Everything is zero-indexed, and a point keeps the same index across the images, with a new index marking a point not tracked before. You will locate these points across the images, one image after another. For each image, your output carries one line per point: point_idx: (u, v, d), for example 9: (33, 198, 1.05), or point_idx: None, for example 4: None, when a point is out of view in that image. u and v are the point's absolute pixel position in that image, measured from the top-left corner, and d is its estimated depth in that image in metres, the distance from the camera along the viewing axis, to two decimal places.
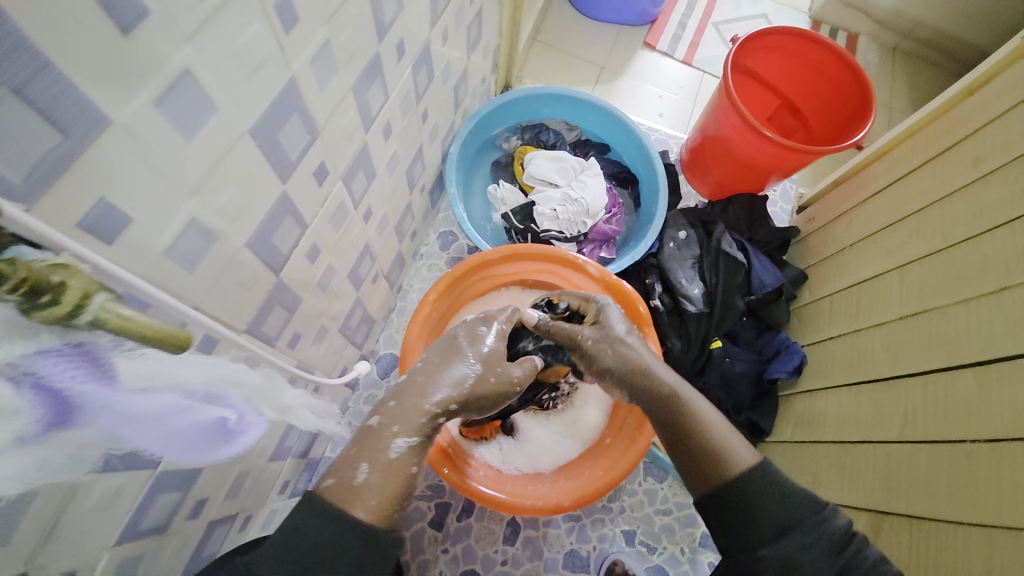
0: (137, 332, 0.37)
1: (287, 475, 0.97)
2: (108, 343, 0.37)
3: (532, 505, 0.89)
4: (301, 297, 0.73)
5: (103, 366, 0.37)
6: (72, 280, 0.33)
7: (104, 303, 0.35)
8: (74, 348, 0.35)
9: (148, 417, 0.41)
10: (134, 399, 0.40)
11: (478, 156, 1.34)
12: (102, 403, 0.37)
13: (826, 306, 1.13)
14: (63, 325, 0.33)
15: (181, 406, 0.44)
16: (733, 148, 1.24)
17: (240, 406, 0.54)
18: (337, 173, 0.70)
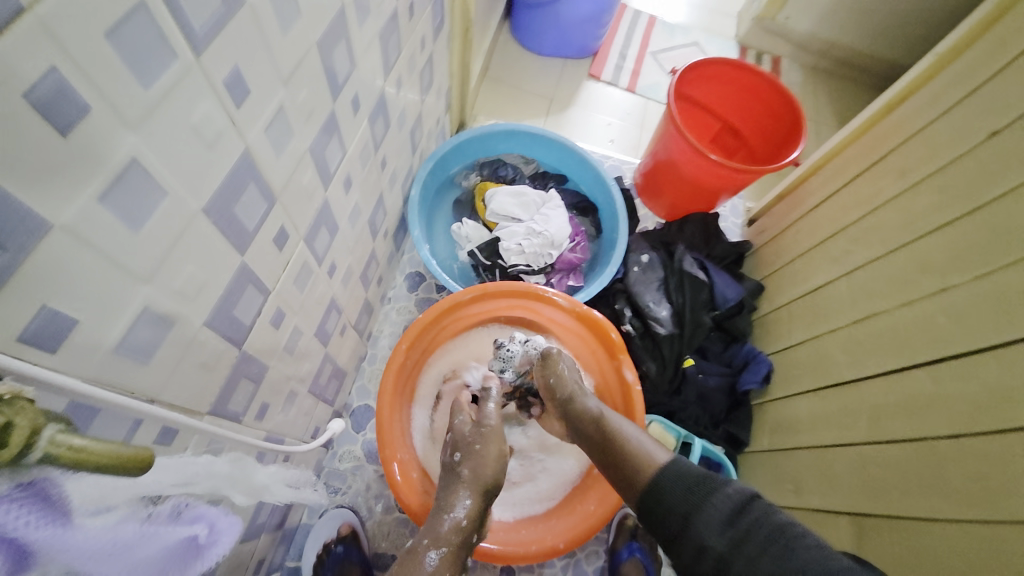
0: (98, 461, 0.30)
1: (263, 552, 0.90)
2: (61, 471, 0.30)
3: (533, 553, 0.88)
4: (268, 365, 0.69)
5: (53, 495, 0.30)
6: (16, 414, 0.27)
7: (55, 436, 0.28)
8: (21, 489, 0.28)
9: (109, 552, 0.33)
10: (88, 526, 0.32)
11: (439, 195, 1.34)
12: (56, 554, 0.30)
13: (785, 314, 1.19)
14: (7, 466, 0.27)
15: (146, 532, 0.36)
16: (683, 171, 1.30)
17: (212, 516, 0.43)
18: (298, 234, 0.68)
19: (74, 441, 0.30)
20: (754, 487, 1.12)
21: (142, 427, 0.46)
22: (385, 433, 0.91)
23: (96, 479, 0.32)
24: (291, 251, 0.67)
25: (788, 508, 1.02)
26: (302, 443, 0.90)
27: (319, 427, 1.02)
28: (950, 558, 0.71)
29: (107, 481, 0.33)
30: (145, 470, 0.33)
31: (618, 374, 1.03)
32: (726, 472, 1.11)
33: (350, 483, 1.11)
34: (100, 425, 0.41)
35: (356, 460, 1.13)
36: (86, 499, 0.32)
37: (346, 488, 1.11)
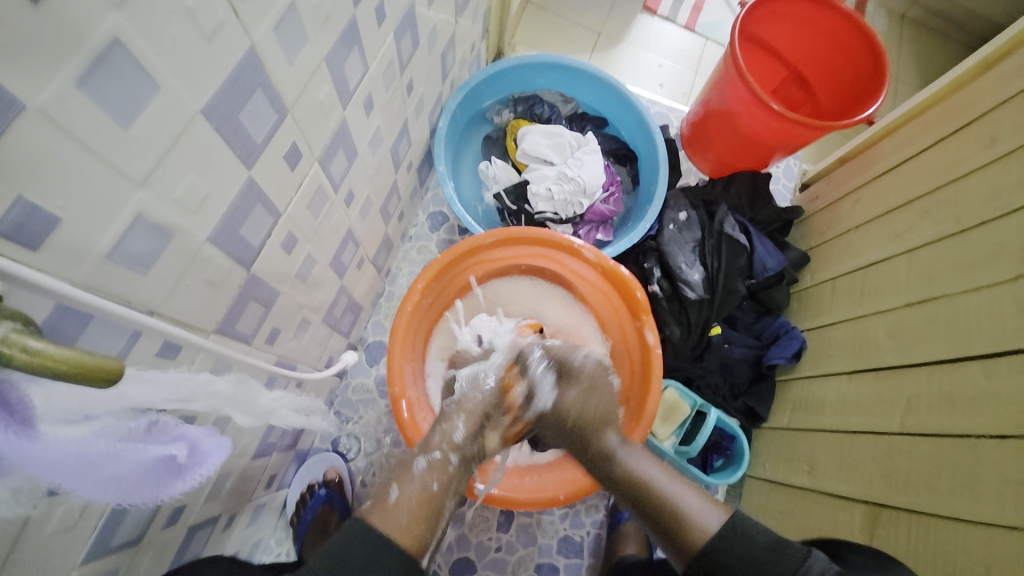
0: (53, 369, 0.28)
1: (274, 468, 0.94)
2: (20, 376, 0.30)
3: (526, 500, 0.88)
4: (278, 291, 0.68)
5: (12, 401, 0.30)
6: None
7: (11, 334, 0.27)
8: None
9: (79, 460, 0.34)
10: (51, 436, 0.33)
11: (467, 131, 1.27)
12: (17, 457, 0.31)
13: (828, 290, 1.10)
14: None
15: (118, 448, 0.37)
16: (738, 124, 1.18)
17: (194, 436, 0.45)
18: (313, 156, 0.64)
19: (30, 343, 0.28)
20: (765, 462, 1.10)
21: (143, 339, 0.45)
22: (395, 370, 0.90)
23: (68, 391, 0.33)
24: (304, 172, 0.63)
25: (799, 487, 0.99)
26: (314, 371, 0.91)
27: (332, 357, 1.03)
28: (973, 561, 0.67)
29: (76, 395, 0.34)
30: (115, 382, 0.31)
31: (640, 336, 0.98)
32: (738, 444, 1.09)
33: (361, 413, 1.14)
34: (93, 334, 0.40)
35: (368, 393, 1.15)
36: (56, 408, 0.33)
37: (357, 419, 1.13)
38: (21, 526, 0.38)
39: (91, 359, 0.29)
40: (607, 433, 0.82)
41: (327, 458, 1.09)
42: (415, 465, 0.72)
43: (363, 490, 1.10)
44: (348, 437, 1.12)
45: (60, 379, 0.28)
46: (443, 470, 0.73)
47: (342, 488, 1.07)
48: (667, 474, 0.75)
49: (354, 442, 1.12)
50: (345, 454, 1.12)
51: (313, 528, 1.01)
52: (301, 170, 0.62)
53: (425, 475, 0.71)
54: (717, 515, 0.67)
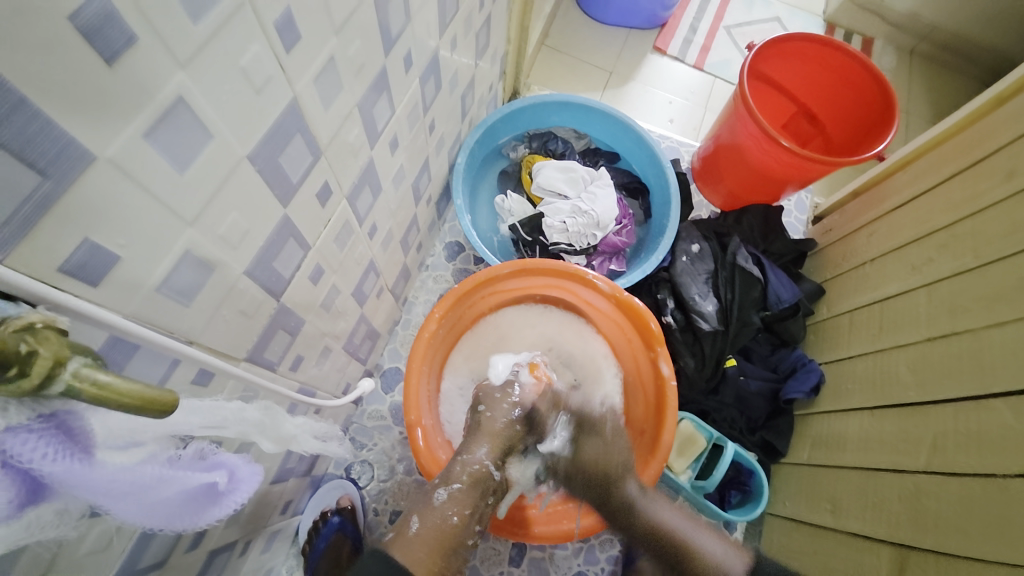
0: (118, 401, 0.30)
1: (290, 495, 0.94)
2: (84, 406, 0.33)
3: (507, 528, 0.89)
4: (304, 320, 0.70)
5: (76, 430, 0.33)
6: (39, 344, 0.29)
7: (82, 368, 0.30)
8: (43, 420, 0.31)
9: (134, 486, 0.36)
10: (107, 463, 0.34)
11: (484, 165, 1.31)
12: (74, 482, 0.33)
13: (845, 323, 1.09)
14: (33, 393, 0.29)
15: (166, 475, 0.38)
16: (749, 158, 1.21)
17: (232, 463, 0.46)
18: (341, 192, 0.67)
19: (99, 377, 0.30)
20: (786, 499, 1.07)
21: (181, 366, 0.47)
22: (410, 399, 0.91)
23: (125, 420, 0.36)
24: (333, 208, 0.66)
25: (822, 528, 0.96)
26: (332, 399, 0.92)
27: (350, 384, 1.05)
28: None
29: (132, 422, 0.36)
30: (169, 413, 0.33)
31: (655, 367, 0.98)
32: (757, 480, 1.07)
33: (376, 440, 1.15)
34: (137, 363, 0.42)
35: (382, 420, 1.16)
36: (113, 436, 0.35)
37: (371, 446, 1.14)
38: (59, 547, 0.40)
39: (150, 390, 0.31)
40: (626, 481, 0.83)
41: (341, 485, 1.09)
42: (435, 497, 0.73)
43: (375, 519, 1.10)
44: (362, 464, 1.13)
45: (123, 410, 0.31)
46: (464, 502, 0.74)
47: (355, 517, 1.06)
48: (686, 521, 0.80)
49: (368, 469, 1.13)
50: (358, 482, 1.12)
51: (325, 557, 1.00)
52: (331, 205, 0.65)
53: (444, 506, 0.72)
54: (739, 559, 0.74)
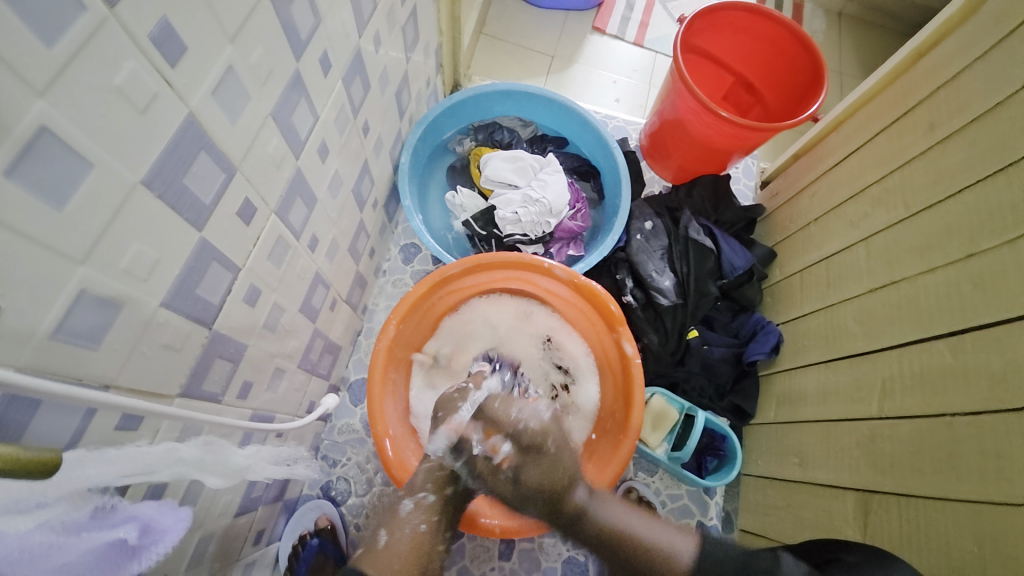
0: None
1: (262, 524, 0.91)
2: None
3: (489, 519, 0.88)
4: (246, 344, 0.67)
5: None
6: None
7: None
8: None
9: (24, 558, 0.33)
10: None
11: (432, 161, 1.29)
12: None
13: (797, 281, 1.12)
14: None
15: (63, 540, 0.36)
16: (692, 132, 1.22)
17: (147, 515, 0.44)
18: (268, 208, 0.64)
19: None
20: (758, 458, 1.10)
21: (100, 415, 0.44)
22: (375, 408, 0.89)
23: (12, 486, 0.33)
24: (260, 225, 0.63)
25: (792, 481, 0.99)
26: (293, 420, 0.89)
27: (314, 401, 1.02)
28: (965, 542, 0.67)
29: (19, 487, 0.34)
30: (51, 474, 0.32)
31: (619, 347, 0.98)
32: (732, 444, 1.09)
33: (349, 455, 1.12)
34: (46, 415, 0.39)
35: (354, 432, 1.14)
36: (4, 501, 0.33)
37: (345, 461, 1.12)
38: None
39: (26, 454, 0.30)
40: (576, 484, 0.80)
41: (318, 505, 1.07)
42: (401, 509, 0.80)
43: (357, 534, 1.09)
44: (337, 480, 1.10)
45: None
46: (428, 510, 0.80)
47: (335, 536, 1.04)
48: (641, 520, 0.76)
49: (344, 486, 1.11)
50: (335, 499, 1.10)
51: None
52: (259, 221, 0.62)
53: (412, 520, 0.79)
54: (685, 541, 0.72)
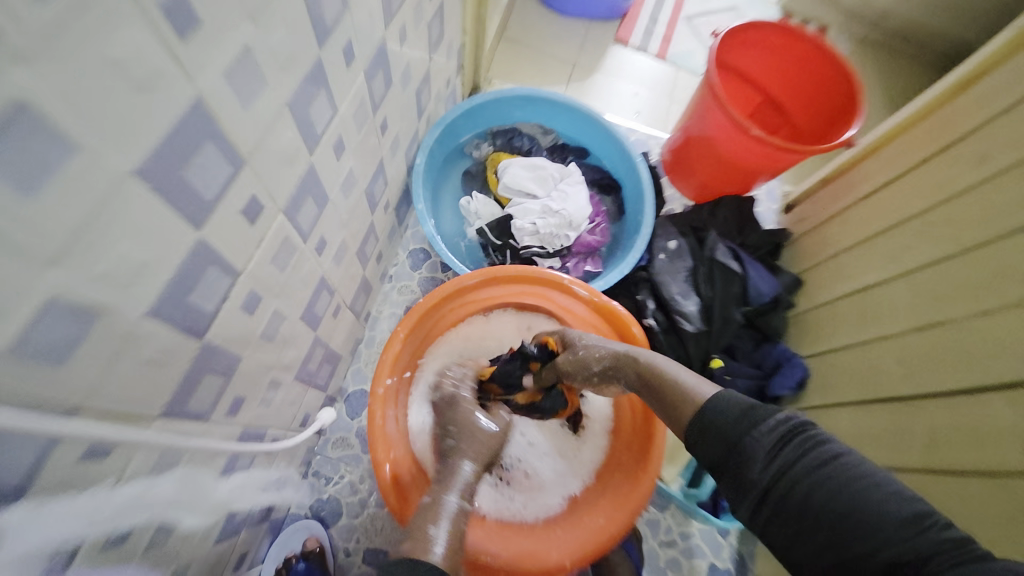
0: None
1: (245, 547, 0.84)
2: None
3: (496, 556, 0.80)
4: (240, 356, 0.61)
5: None
6: None
7: None
8: None
9: None
10: None
11: (447, 164, 1.23)
12: None
13: (826, 314, 1.07)
14: None
15: None
16: (722, 151, 1.17)
17: None
18: (276, 207, 0.57)
19: None
20: None
21: (66, 441, 0.38)
22: (372, 430, 0.81)
23: None
24: (265, 227, 0.56)
25: None
26: (290, 437, 0.83)
27: (309, 413, 0.95)
28: (980, 511, 0.68)
29: None
30: None
31: None
32: None
33: (343, 472, 1.05)
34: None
35: (349, 448, 1.07)
36: None
37: (337, 479, 1.05)
38: None
39: None
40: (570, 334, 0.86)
41: (307, 526, 1.00)
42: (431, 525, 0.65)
43: (346, 560, 1.01)
44: (328, 501, 1.03)
45: None
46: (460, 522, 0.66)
47: (324, 560, 0.97)
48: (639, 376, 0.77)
49: (335, 506, 1.04)
50: (325, 520, 1.03)
51: None
52: (265, 222, 0.56)
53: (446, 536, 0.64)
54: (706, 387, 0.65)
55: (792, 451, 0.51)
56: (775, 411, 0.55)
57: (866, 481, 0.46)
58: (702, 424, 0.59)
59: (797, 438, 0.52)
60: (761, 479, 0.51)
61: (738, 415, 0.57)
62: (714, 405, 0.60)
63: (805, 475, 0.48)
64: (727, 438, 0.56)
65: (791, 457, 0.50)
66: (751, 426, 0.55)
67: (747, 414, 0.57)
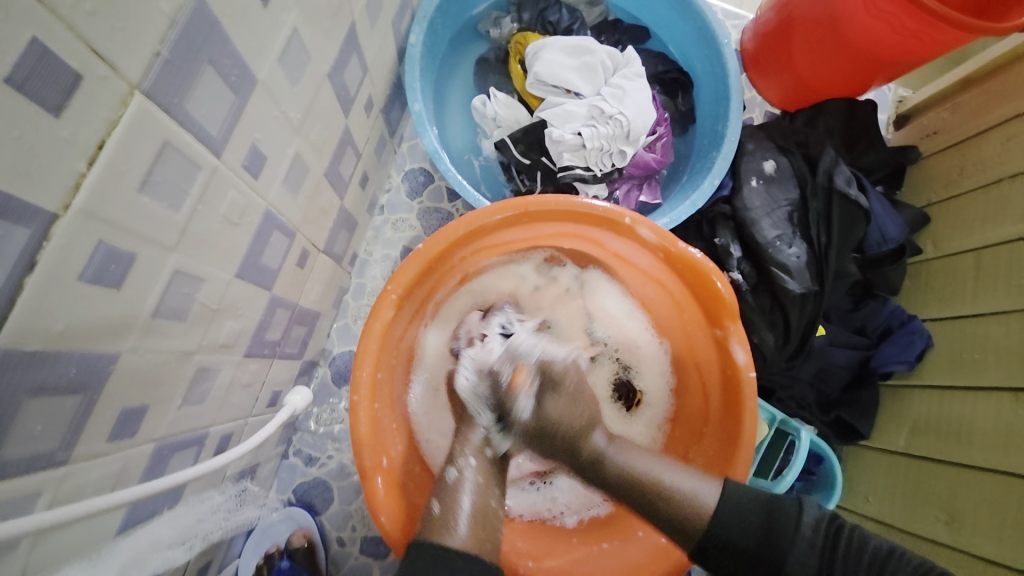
0: None
1: (204, 559, 0.66)
2: None
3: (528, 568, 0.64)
4: (97, 348, 0.36)
5: None
6: None
7: None
8: None
9: None
10: None
11: (455, 49, 0.89)
12: None
13: (970, 265, 0.80)
14: None
15: None
16: (846, 31, 0.78)
17: None
18: (127, 79, 0.31)
19: None
20: (868, 495, 0.84)
21: None
22: (358, 432, 0.58)
23: None
24: (110, 119, 0.31)
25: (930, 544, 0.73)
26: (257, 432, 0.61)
27: (278, 390, 0.72)
28: None
29: None
30: None
31: (722, 353, 0.65)
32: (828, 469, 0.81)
33: (331, 452, 0.85)
34: None
35: (337, 423, 0.86)
36: None
37: (326, 460, 0.84)
38: None
39: None
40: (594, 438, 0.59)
41: (293, 516, 0.82)
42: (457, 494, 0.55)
43: (340, 552, 0.83)
44: (313, 484, 0.84)
45: None
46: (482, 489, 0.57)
47: (313, 560, 0.80)
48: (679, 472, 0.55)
49: (324, 491, 0.84)
50: (313, 507, 0.84)
51: None
52: (101, 106, 0.30)
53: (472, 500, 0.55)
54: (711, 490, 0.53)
55: (834, 559, 0.47)
56: (812, 508, 0.50)
57: (889, 567, 0.46)
58: (729, 530, 0.50)
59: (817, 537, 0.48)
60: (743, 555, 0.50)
61: (762, 523, 0.50)
62: (729, 518, 0.51)
63: None
64: (746, 549, 0.50)
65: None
66: (786, 531, 0.49)
67: (776, 512, 0.50)
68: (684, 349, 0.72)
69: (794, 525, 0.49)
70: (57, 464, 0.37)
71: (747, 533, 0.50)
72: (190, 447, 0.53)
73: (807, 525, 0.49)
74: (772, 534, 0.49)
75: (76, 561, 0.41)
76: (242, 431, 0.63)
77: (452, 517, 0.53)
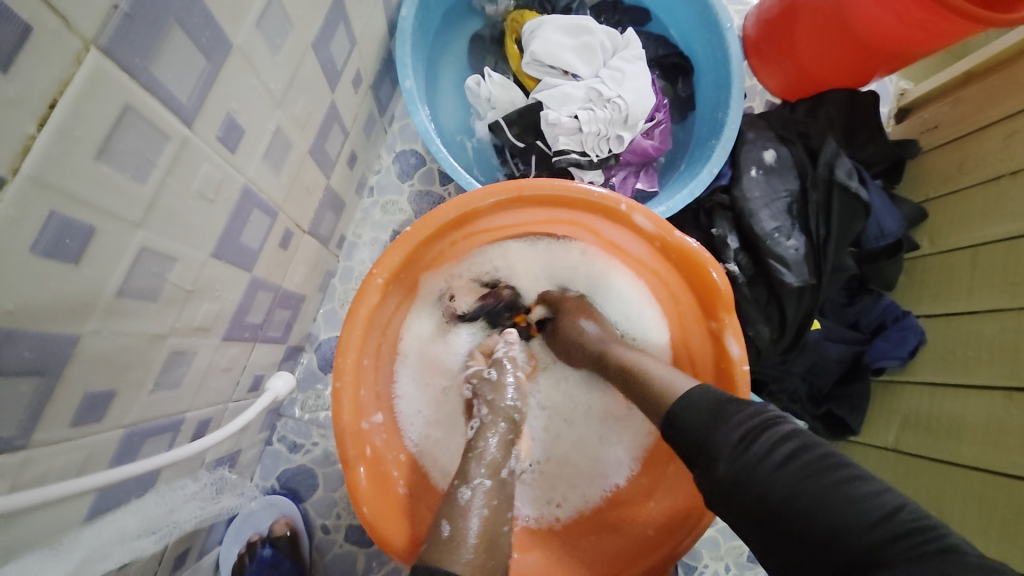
0: None
1: (182, 546, 0.64)
2: None
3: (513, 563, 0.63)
4: (56, 327, 0.34)
5: None
6: None
7: None
8: None
9: None
10: None
11: (448, 26, 0.86)
12: None
13: (966, 262, 0.79)
14: None
15: None
16: (851, 19, 0.76)
17: None
18: (81, 34, 0.28)
19: None
20: None
21: None
22: (341, 423, 0.56)
23: None
24: (62, 78, 0.28)
25: None
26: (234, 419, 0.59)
27: (260, 375, 0.70)
28: None
29: None
30: None
31: (717, 345, 0.63)
32: None
33: (316, 438, 0.83)
34: None
35: (322, 409, 0.84)
36: None
37: (310, 447, 0.83)
38: None
39: None
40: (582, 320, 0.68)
41: (276, 503, 0.80)
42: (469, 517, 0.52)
43: (325, 539, 0.82)
44: (297, 471, 0.82)
45: None
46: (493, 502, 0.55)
47: (295, 547, 0.79)
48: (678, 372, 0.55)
49: (308, 478, 0.83)
50: (297, 494, 0.82)
51: None
52: (53, 62, 0.27)
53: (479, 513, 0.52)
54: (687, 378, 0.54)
55: (754, 454, 0.43)
56: (746, 407, 0.47)
57: (823, 473, 0.40)
58: (683, 438, 0.49)
59: (766, 439, 0.44)
60: (719, 492, 0.45)
61: (709, 413, 0.48)
62: (695, 396, 0.50)
63: (824, 486, 0.39)
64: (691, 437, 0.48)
65: (763, 479, 0.42)
66: (721, 429, 0.46)
67: (720, 409, 0.48)
68: (678, 338, 0.70)
69: (740, 412, 0.47)
70: (14, 451, 0.35)
71: (697, 430, 0.48)
72: (165, 432, 0.51)
73: (748, 422, 0.46)
74: (711, 427, 0.47)
75: (40, 550, 0.38)
76: (222, 417, 0.61)
77: (462, 542, 0.49)
